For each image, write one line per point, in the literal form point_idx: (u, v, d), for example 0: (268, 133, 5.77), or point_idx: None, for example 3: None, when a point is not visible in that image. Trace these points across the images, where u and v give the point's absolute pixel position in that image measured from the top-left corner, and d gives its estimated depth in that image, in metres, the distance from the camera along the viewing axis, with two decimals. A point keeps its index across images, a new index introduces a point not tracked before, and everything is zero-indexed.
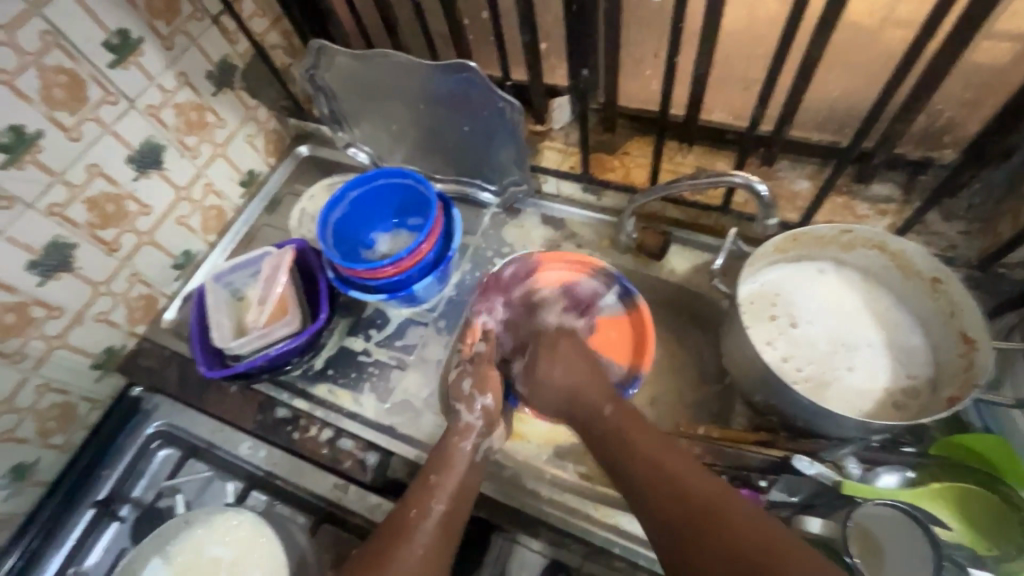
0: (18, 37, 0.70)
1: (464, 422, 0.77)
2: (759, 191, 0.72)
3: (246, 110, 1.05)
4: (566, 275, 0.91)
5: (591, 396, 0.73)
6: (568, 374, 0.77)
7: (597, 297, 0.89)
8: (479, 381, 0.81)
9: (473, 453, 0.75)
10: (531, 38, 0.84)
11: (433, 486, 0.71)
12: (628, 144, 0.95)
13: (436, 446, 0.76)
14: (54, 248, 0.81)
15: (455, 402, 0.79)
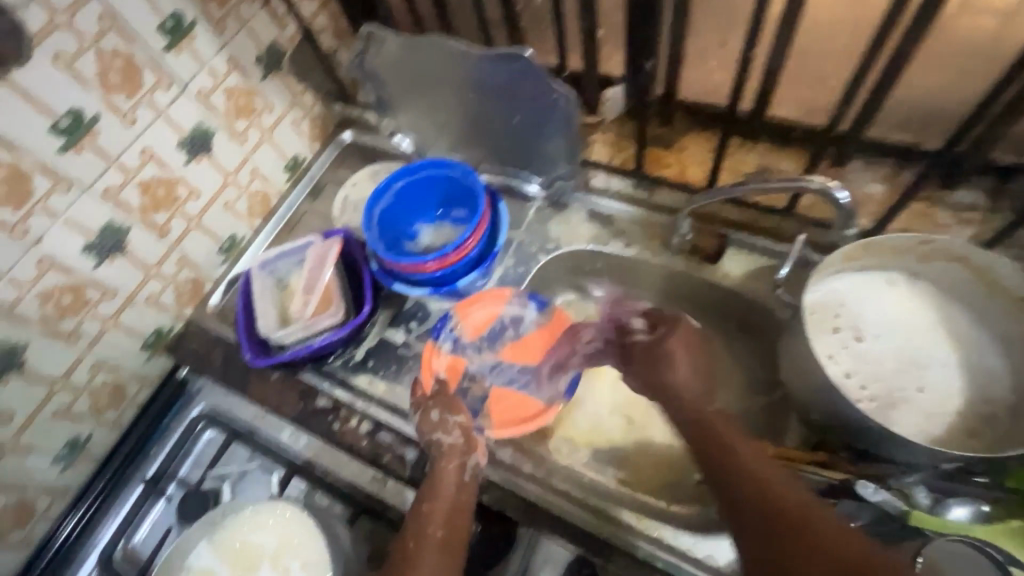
0: (78, 20, 0.70)
1: (447, 444, 0.76)
2: (839, 200, 0.67)
3: (292, 95, 1.04)
4: (487, 312, 0.91)
5: (701, 403, 0.72)
6: (693, 374, 0.74)
7: (519, 322, 0.90)
8: (447, 404, 0.80)
9: (461, 473, 0.74)
10: (589, 25, 0.80)
11: (427, 514, 0.70)
12: (685, 139, 0.90)
13: (426, 474, 0.75)
14: (109, 231, 0.82)
15: (431, 433, 0.77)
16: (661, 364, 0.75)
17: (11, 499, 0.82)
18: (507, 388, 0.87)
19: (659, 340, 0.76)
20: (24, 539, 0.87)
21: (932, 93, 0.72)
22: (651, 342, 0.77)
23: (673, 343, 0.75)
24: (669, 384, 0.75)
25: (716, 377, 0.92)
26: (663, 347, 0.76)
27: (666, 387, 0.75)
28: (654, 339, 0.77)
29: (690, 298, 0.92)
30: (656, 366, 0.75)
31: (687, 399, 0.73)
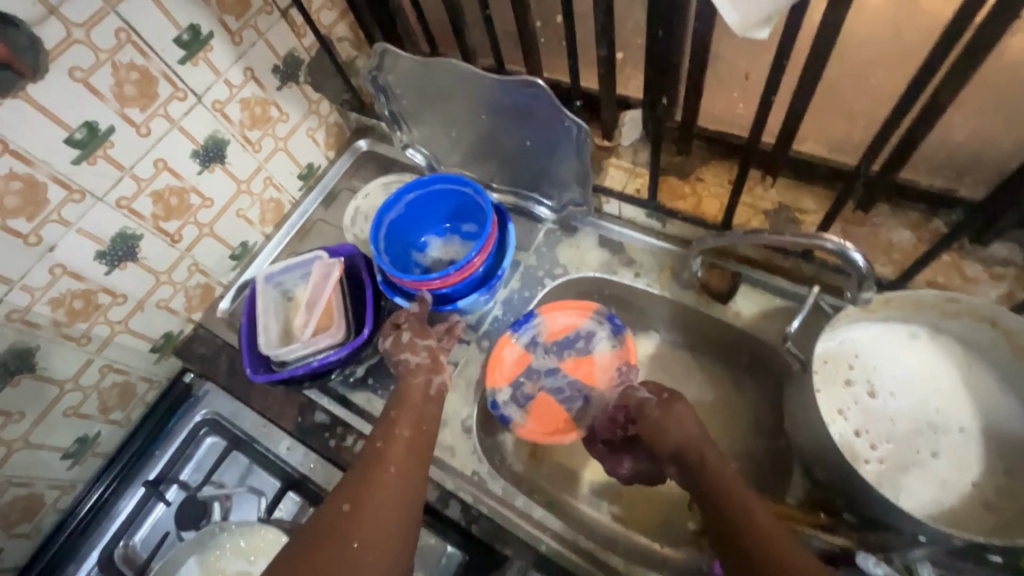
0: (95, 35, 0.71)
1: (412, 363, 0.79)
2: (854, 261, 0.59)
3: (309, 104, 1.04)
4: (570, 320, 0.91)
5: (709, 456, 0.70)
6: (683, 433, 0.72)
7: (592, 340, 0.91)
8: (417, 330, 0.81)
9: (427, 387, 0.77)
10: (607, 52, 0.77)
11: (394, 420, 0.73)
12: (702, 169, 0.87)
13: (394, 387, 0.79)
14: (121, 239, 0.84)
15: (397, 352, 0.80)
16: (668, 426, 0.73)
17: (19, 492, 0.85)
18: (553, 398, 0.89)
19: (666, 403, 0.75)
20: (33, 530, 0.89)
21: (969, 140, 0.68)
22: (659, 404, 0.76)
23: (680, 406, 0.74)
24: (689, 441, 0.71)
25: (721, 416, 0.89)
26: (670, 407, 0.75)
27: (680, 449, 0.72)
28: (663, 401, 0.76)
29: (702, 333, 0.90)
30: (666, 427, 0.73)
31: (709, 455, 0.69)
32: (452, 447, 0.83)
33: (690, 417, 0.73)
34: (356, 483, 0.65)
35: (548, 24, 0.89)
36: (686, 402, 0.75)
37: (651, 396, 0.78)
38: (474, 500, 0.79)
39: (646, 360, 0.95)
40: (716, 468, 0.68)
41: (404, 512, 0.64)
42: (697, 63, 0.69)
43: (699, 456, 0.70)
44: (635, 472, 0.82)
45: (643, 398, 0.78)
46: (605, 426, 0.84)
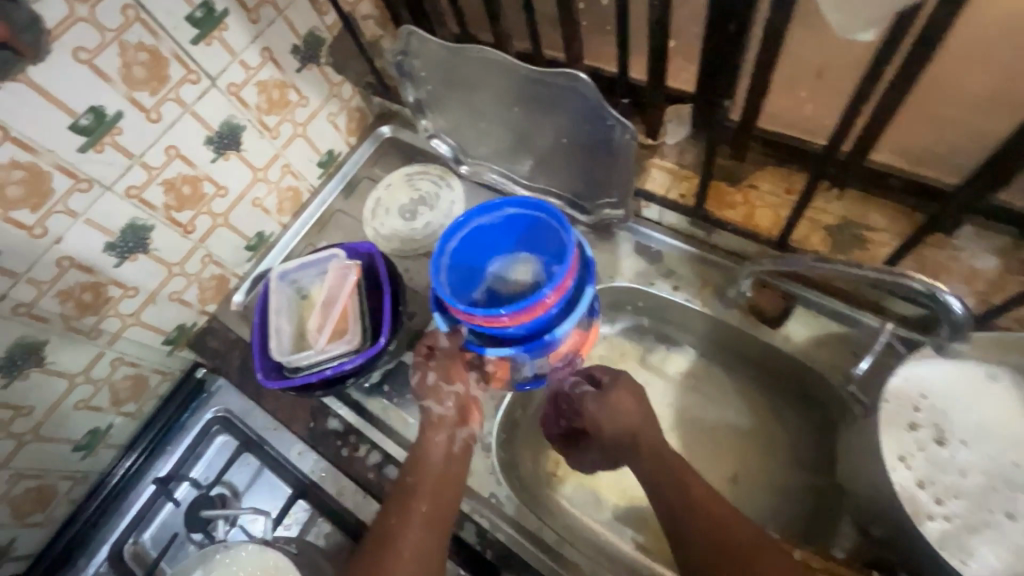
0: (100, 12, 0.65)
1: (437, 415, 0.76)
2: (951, 305, 0.52)
3: (330, 87, 0.98)
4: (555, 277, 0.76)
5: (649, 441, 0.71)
6: (614, 421, 0.72)
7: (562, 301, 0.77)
8: (443, 371, 0.78)
9: (449, 445, 0.75)
10: (660, 43, 0.68)
11: (412, 488, 0.71)
12: (756, 175, 0.78)
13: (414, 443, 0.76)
14: (131, 230, 0.80)
15: (425, 397, 0.78)
16: (601, 421, 0.73)
17: (31, 484, 0.83)
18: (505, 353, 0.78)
19: (603, 396, 0.74)
20: (46, 520, 0.89)
21: None
22: (596, 397, 0.74)
23: (616, 397, 0.73)
24: (621, 435, 0.72)
25: (759, 444, 0.82)
26: (609, 398, 0.73)
27: (619, 436, 0.73)
28: (598, 393, 0.74)
29: (744, 354, 0.82)
30: (602, 420, 0.73)
31: (642, 443, 0.71)
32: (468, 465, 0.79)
33: (628, 407, 0.72)
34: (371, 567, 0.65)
35: (592, 5, 0.80)
36: (626, 389, 0.74)
37: (589, 389, 0.76)
38: (491, 523, 0.75)
39: (678, 378, 0.88)
40: (650, 451, 0.71)
41: None
42: (767, 59, 0.60)
43: (634, 448, 0.72)
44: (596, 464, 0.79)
45: (583, 392, 0.76)
46: (551, 413, 0.82)
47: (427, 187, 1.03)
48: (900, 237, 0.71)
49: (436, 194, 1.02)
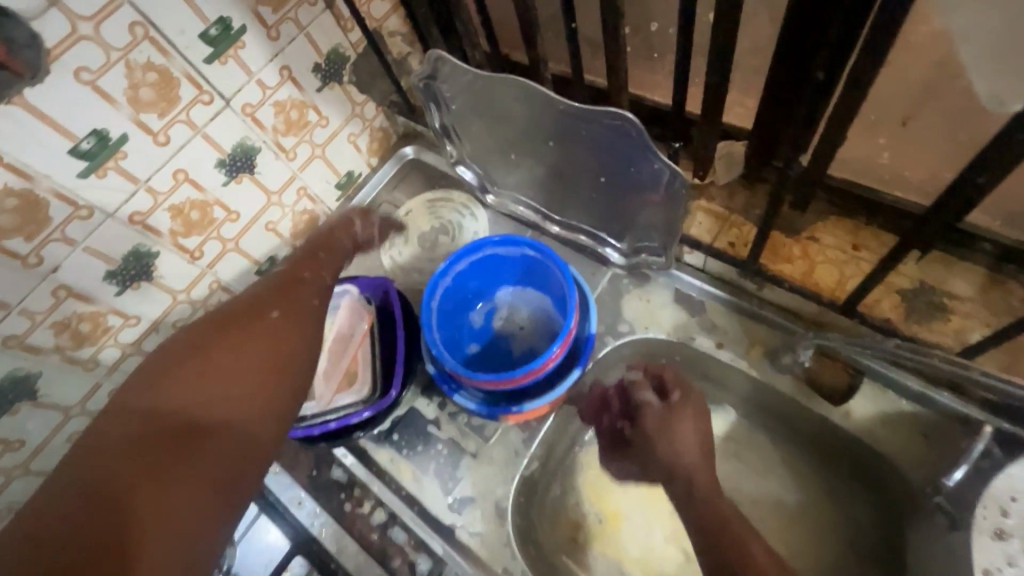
0: (105, 32, 0.60)
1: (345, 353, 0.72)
2: None
3: (351, 106, 0.92)
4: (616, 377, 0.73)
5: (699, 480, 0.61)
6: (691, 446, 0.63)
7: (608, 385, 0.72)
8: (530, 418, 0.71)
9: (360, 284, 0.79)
10: (719, 81, 0.60)
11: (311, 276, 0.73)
12: (817, 226, 0.70)
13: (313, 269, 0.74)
14: (134, 257, 0.75)
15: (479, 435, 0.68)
16: (660, 447, 0.64)
17: None
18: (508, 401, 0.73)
19: (669, 415, 0.65)
20: None
21: None
22: (662, 415, 0.65)
23: (683, 426, 0.64)
24: (677, 467, 0.62)
25: (810, 528, 0.72)
26: (669, 427, 0.64)
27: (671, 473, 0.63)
28: (665, 412, 0.65)
29: (795, 424, 0.73)
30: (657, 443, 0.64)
31: (699, 483, 0.60)
32: (480, 533, 0.72)
33: (692, 438, 0.64)
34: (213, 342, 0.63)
35: (639, 31, 0.72)
36: (691, 415, 0.65)
37: (654, 401, 0.66)
38: None
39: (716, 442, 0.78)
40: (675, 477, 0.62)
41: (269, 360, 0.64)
42: (849, 107, 0.52)
43: (686, 478, 0.61)
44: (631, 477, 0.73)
45: (645, 401, 0.67)
46: (592, 411, 0.74)
47: (451, 216, 0.98)
48: (988, 307, 0.62)
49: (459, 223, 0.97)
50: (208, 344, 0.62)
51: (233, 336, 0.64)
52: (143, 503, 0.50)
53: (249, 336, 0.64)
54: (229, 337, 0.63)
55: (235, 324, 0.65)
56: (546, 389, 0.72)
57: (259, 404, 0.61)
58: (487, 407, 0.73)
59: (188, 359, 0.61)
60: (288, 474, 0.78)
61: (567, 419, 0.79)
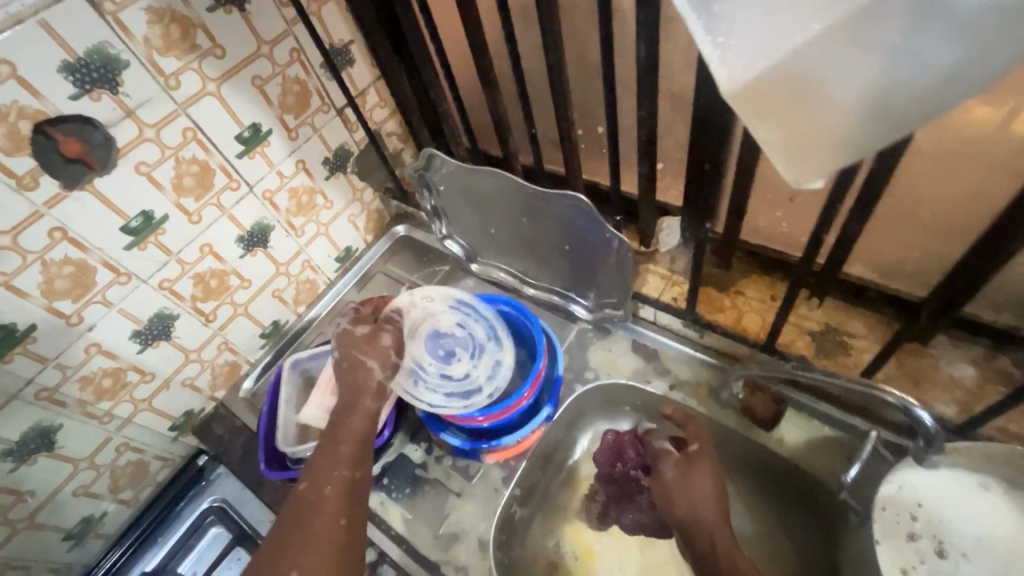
0: (163, 134, 0.75)
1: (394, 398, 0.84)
2: (921, 419, 0.56)
3: (353, 192, 1.08)
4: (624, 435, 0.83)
5: (711, 529, 0.66)
6: (706, 497, 0.68)
7: (623, 443, 0.82)
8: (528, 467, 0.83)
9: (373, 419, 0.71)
10: (648, 170, 0.76)
11: (338, 466, 0.64)
12: (742, 282, 0.85)
13: (347, 451, 0.66)
14: (157, 318, 0.85)
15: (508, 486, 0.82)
16: (678, 492, 0.70)
17: None
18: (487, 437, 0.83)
19: (687, 464, 0.72)
20: None
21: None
22: (679, 463, 0.72)
23: (700, 475, 0.70)
24: (696, 517, 0.67)
25: (763, 555, 0.80)
26: (688, 477, 0.71)
27: (689, 524, 0.68)
28: (682, 461, 0.72)
29: (741, 456, 0.82)
30: (674, 492, 0.70)
31: (719, 540, 0.64)
32: (465, 566, 0.77)
33: (709, 486, 0.69)
34: (281, 553, 0.58)
35: (589, 132, 0.91)
36: (708, 467, 0.71)
37: (671, 450, 0.74)
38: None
39: None
40: (694, 535, 0.67)
41: None
42: (742, 189, 0.68)
43: (707, 536, 0.66)
44: (637, 525, 0.83)
45: (663, 450, 0.75)
46: (607, 458, 0.84)
47: (480, 322, 0.83)
48: (880, 343, 0.76)
49: (483, 346, 0.82)
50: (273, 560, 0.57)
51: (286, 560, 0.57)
52: None
53: (307, 559, 0.57)
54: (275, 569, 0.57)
55: (283, 560, 0.57)
56: (525, 420, 0.82)
57: None
58: (470, 443, 0.81)
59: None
60: None
61: (543, 460, 0.88)
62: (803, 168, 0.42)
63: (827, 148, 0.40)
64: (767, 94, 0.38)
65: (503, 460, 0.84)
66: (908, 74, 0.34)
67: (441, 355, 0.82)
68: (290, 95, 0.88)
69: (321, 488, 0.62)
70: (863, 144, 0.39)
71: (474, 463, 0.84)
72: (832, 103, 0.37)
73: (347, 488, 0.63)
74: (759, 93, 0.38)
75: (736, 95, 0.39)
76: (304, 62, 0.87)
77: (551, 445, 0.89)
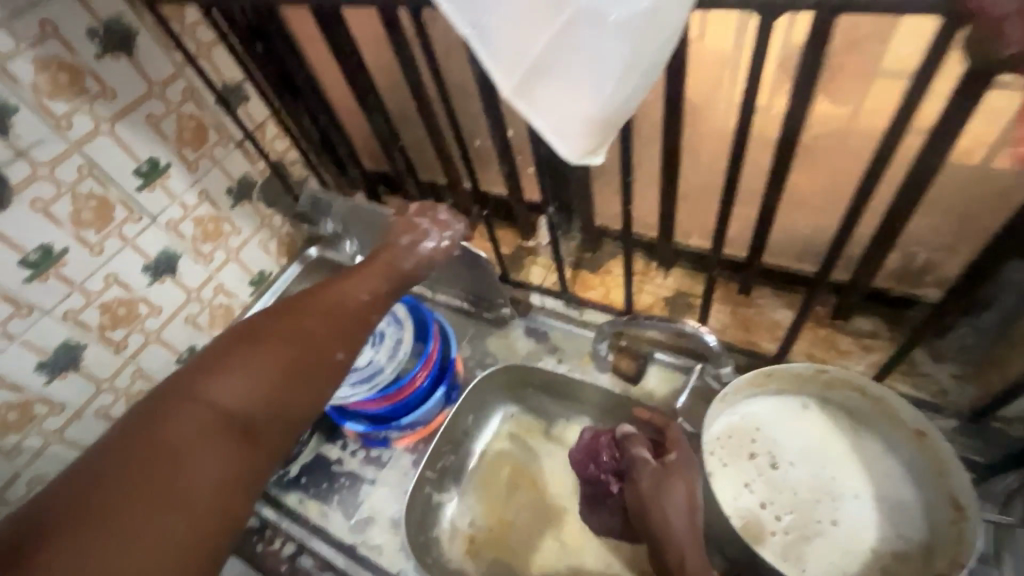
0: (58, 171, 0.81)
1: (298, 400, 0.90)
2: (709, 342, 0.75)
3: (262, 219, 1.13)
4: (598, 434, 0.84)
5: (681, 544, 0.67)
6: (678, 510, 0.69)
7: (597, 445, 0.83)
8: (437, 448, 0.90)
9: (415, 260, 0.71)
10: (511, 171, 0.88)
11: (365, 273, 0.68)
12: (611, 264, 1.01)
13: (388, 266, 0.69)
14: (64, 349, 0.88)
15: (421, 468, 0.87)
16: (651, 502, 0.71)
17: None
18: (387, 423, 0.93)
19: (662, 473, 0.72)
20: None
21: (813, 232, 0.81)
22: (655, 472, 0.72)
23: (676, 484, 0.70)
24: (664, 528, 0.68)
25: None
26: (662, 486, 0.71)
27: (659, 535, 0.69)
28: (658, 470, 0.72)
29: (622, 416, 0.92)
30: (647, 501, 0.71)
31: (688, 556, 0.65)
32: (380, 545, 0.83)
33: (683, 496, 0.70)
34: (289, 313, 0.61)
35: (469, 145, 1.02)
36: (683, 477, 0.71)
37: (649, 458, 0.74)
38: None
39: None
40: (666, 549, 0.68)
41: (315, 392, 0.59)
42: None
43: (677, 549, 0.67)
44: (608, 527, 0.85)
45: (640, 456, 0.75)
46: (583, 456, 0.85)
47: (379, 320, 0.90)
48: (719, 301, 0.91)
49: (382, 331, 0.89)
50: (271, 336, 0.58)
51: (283, 340, 0.59)
52: (140, 507, 0.45)
53: (312, 323, 0.61)
54: (269, 341, 0.58)
55: (279, 340, 0.58)
56: (423, 402, 0.89)
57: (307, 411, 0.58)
58: (374, 427, 0.88)
59: (226, 350, 0.57)
60: None
61: (454, 444, 0.95)
62: (577, 145, 0.52)
63: (582, 127, 0.51)
64: (531, 85, 0.50)
65: (412, 444, 0.91)
66: (606, 71, 0.46)
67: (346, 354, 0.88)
68: (186, 131, 0.95)
69: (336, 309, 0.64)
70: (603, 123, 0.51)
71: (385, 452, 0.91)
72: (572, 88, 0.48)
73: (355, 324, 0.64)
74: (526, 82, 0.49)
75: (512, 92, 0.50)
76: (198, 101, 0.95)
77: (461, 430, 0.96)
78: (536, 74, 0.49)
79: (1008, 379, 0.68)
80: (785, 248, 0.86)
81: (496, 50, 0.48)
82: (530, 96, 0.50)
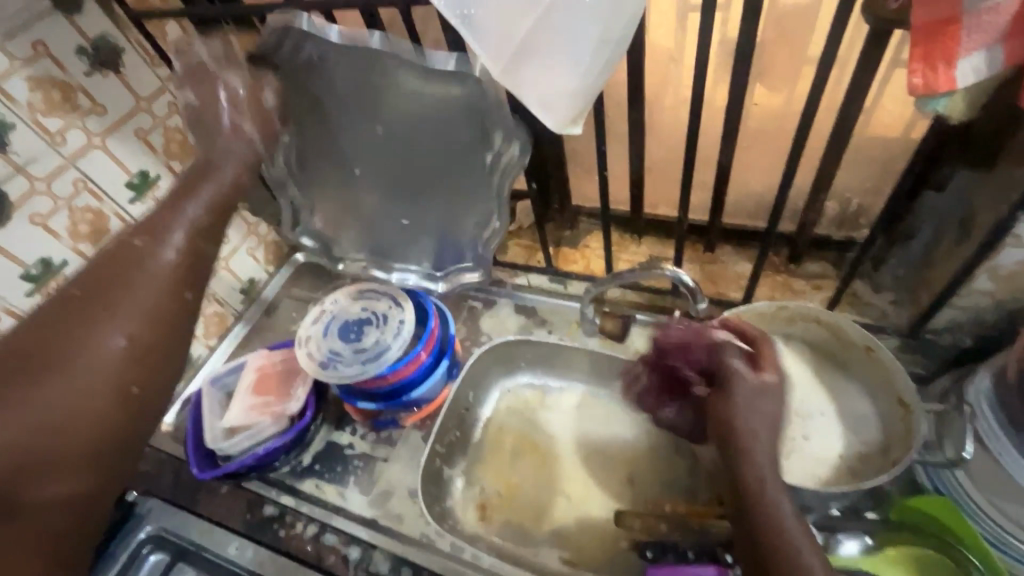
0: (54, 185, 0.83)
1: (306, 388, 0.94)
2: (684, 281, 0.83)
3: (248, 227, 1.16)
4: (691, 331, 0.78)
5: (760, 455, 0.65)
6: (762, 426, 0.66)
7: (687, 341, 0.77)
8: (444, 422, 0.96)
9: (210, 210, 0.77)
10: None
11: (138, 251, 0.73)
12: (588, 240, 1.10)
13: (162, 232, 0.74)
14: None
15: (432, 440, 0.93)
16: (737, 412, 0.67)
17: None
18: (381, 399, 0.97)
19: (758, 391, 0.68)
20: None
21: (764, 190, 0.93)
22: (753, 387, 0.68)
23: (768, 400, 0.68)
24: (746, 435, 0.65)
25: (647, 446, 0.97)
26: (756, 402, 0.67)
27: (736, 444, 0.66)
28: (757, 386, 0.68)
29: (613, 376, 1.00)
30: (736, 411, 0.67)
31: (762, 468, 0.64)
32: (400, 514, 0.88)
33: (770, 412, 0.67)
34: (68, 314, 0.69)
35: None
36: (775, 395, 0.68)
37: (746, 371, 0.69)
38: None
39: (572, 409, 1.02)
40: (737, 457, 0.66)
41: (104, 384, 0.67)
42: None
43: (747, 456, 0.65)
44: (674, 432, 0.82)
45: (737, 368, 0.69)
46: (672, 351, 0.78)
47: (380, 305, 0.95)
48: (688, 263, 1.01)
49: (385, 313, 0.94)
50: (25, 352, 0.66)
51: (59, 369, 0.66)
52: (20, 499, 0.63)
53: (95, 321, 0.69)
54: (38, 375, 0.65)
55: (17, 358, 0.65)
56: (428, 378, 0.94)
57: (96, 403, 0.66)
58: (383, 404, 0.92)
59: None
60: (224, 524, 0.90)
61: (458, 420, 1.01)
62: (561, 114, 0.60)
63: (564, 98, 0.59)
64: (518, 64, 0.57)
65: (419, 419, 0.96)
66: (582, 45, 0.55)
67: (352, 338, 0.93)
68: (173, 143, 0.97)
69: (147, 319, 0.71)
70: (582, 92, 0.59)
71: (395, 431, 0.96)
72: (553, 63, 0.56)
73: (163, 316, 0.72)
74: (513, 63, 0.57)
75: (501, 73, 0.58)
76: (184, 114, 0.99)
77: (463, 405, 1.01)
78: (522, 54, 0.56)
79: (934, 295, 0.77)
80: (741, 208, 0.97)
81: (486, 37, 0.56)
82: (518, 74, 0.58)
